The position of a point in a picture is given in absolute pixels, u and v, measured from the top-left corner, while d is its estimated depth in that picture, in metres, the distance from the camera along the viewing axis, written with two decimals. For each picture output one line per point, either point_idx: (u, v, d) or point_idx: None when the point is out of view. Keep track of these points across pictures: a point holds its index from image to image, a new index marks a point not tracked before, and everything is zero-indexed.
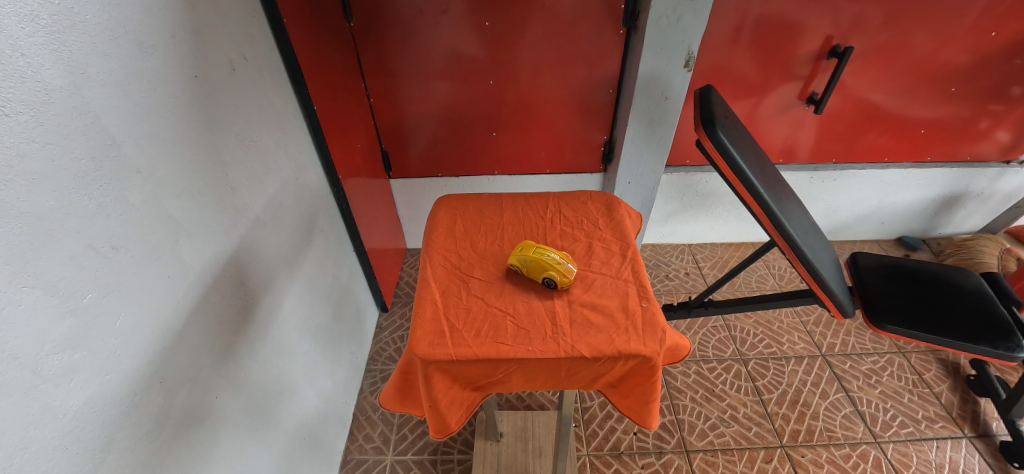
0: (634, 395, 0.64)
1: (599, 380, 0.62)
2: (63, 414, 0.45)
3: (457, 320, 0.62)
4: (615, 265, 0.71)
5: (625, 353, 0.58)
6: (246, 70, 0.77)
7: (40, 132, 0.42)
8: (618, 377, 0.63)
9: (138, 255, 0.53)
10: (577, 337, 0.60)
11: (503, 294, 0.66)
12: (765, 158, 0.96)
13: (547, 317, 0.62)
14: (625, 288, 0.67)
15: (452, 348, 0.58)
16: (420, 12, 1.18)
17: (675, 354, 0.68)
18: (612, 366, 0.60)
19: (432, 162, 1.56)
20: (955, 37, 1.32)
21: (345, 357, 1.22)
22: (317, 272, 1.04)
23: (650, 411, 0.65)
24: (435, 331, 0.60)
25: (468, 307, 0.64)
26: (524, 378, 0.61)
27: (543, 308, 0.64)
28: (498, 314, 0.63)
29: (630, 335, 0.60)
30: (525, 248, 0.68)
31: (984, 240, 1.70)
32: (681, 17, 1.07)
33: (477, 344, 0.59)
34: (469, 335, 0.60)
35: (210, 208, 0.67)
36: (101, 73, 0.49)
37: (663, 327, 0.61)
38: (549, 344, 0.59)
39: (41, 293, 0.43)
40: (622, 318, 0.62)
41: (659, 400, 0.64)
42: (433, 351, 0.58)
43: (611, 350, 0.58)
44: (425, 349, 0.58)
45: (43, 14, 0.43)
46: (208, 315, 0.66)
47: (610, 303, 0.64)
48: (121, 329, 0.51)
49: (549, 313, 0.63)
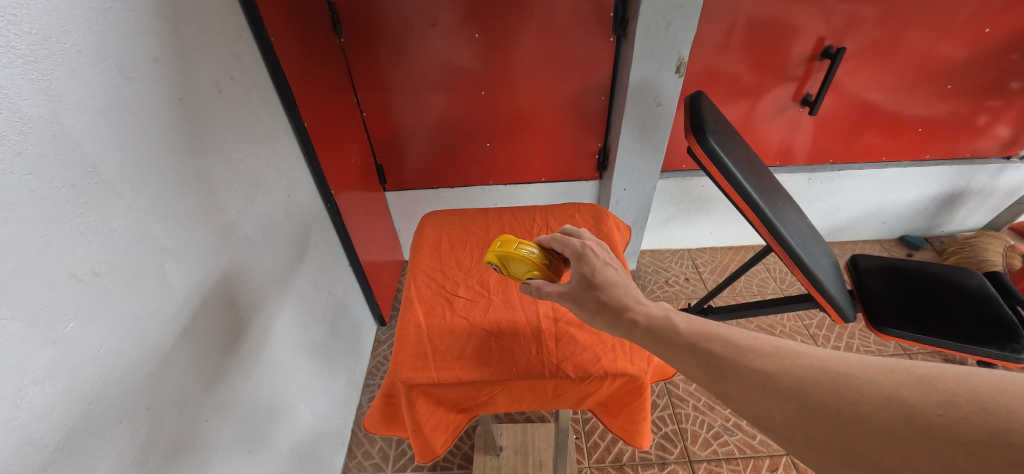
0: (623, 415, 0.63)
1: (588, 399, 0.61)
2: (44, 446, 0.44)
3: (441, 341, 0.61)
4: None
5: (611, 372, 0.57)
6: (233, 89, 0.77)
7: (17, 162, 0.42)
8: (607, 395, 0.61)
9: (122, 280, 0.53)
10: (562, 357, 0.59)
11: (487, 312, 0.66)
12: (759, 163, 0.95)
13: (532, 336, 0.62)
14: None
15: (434, 372, 0.57)
16: (409, 26, 1.18)
17: (664, 370, 0.67)
18: (600, 385, 0.59)
19: (427, 174, 1.56)
20: (949, 34, 1.32)
21: (342, 373, 1.21)
22: (311, 288, 1.04)
23: (642, 431, 0.64)
24: (417, 353, 0.60)
25: (452, 327, 0.63)
26: (509, 399, 0.61)
27: (528, 326, 0.63)
28: (482, 334, 0.62)
29: (617, 353, 0.59)
30: (504, 244, 0.67)
31: (986, 236, 1.68)
32: (670, 24, 1.07)
33: (460, 366, 0.58)
34: (452, 357, 0.59)
35: (197, 229, 0.66)
36: (81, 101, 0.49)
37: None
38: (534, 364, 0.58)
39: (20, 324, 0.42)
40: (609, 335, 0.61)
41: (649, 418, 0.63)
42: (415, 374, 0.57)
43: (598, 369, 0.57)
44: (407, 373, 0.58)
45: (19, 44, 0.43)
46: (196, 337, 0.65)
47: None
48: (104, 356, 0.50)
49: (534, 331, 0.62)
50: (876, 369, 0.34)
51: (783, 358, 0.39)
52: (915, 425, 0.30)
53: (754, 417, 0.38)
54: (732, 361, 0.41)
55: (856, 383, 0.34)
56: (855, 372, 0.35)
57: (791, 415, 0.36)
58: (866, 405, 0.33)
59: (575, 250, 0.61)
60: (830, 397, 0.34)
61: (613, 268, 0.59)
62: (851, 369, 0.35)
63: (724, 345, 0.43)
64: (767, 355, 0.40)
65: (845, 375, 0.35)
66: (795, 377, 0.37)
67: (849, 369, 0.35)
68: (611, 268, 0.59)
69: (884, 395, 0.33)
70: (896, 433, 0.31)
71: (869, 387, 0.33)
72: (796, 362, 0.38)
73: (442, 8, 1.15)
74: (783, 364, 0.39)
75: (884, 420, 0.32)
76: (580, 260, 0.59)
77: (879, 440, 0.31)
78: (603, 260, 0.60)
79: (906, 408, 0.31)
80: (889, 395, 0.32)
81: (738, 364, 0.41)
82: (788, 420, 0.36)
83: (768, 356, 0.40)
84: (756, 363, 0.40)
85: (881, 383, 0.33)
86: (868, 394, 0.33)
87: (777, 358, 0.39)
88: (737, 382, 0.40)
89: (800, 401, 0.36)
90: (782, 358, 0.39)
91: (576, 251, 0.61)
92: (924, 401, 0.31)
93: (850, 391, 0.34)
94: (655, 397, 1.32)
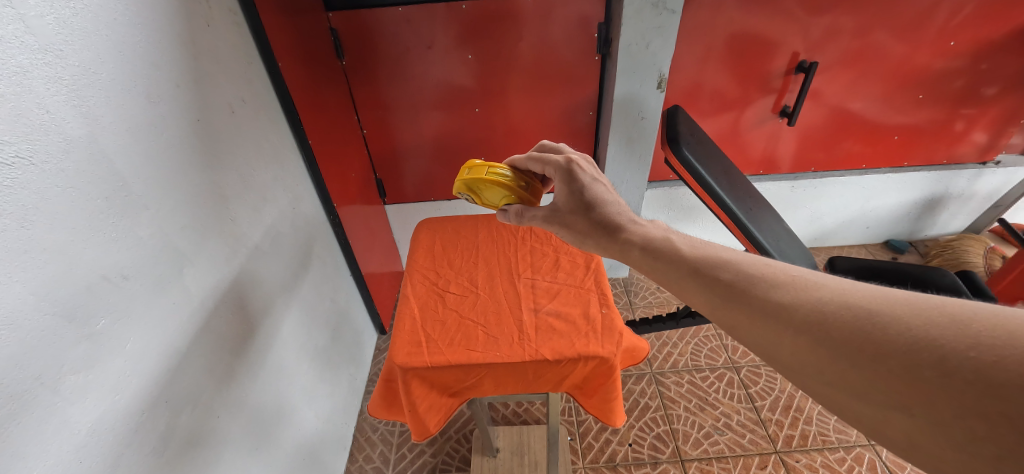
0: (598, 395, 0.72)
1: (565, 381, 0.69)
2: (77, 430, 0.49)
3: (433, 331, 0.69)
4: (578, 275, 0.79)
5: (584, 355, 0.65)
6: (244, 110, 0.83)
7: (61, 177, 0.48)
8: (581, 378, 0.70)
9: (145, 283, 0.59)
10: (541, 342, 0.67)
11: (474, 307, 0.74)
12: (735, 171, 1.01)
13: (515, 326, 0.70)
14: (587, 297, 0.74)
15: (427, 356, 0.64)
16: (407, 49, 1.26)
17: (634, 355, 0.81)
18: (575, 368, 0.67)
19: (425, 187, 1.62)
20: (918, 48, 1.39)
21: (344, 379, 1.25)
22: (315, 296, 1.09)
23: (614, 409, 0.73)
24: (412, 341, 0.67)
25: (443, 319, 0.71)
26: (494, 382, 0.68)
27: (511, 317, 0.71)
28: (470, 325, 0.70)
29: (590, 339, 0.67)
30: (474, 175, 0.79)
31: (967, 239, 1.80)
32: (650, 43, 1.16)
33: (450, 352, 0.66)
34: (444, 344, 0.67)
35: (211, 238, 0.72)
36: (113, 123, 0.55)
37: (620, 331, 0.68)
38: (516, 348, 0.66)
39: (61, 319, 0.48)
40: (582, 324, 0.69)
41: (620, 398, 0.72)
42: (410, 359, 0.64)
43: (572, 352, 0.65)
44: (404, 357, 0.65)
45: (65, 75, 0.49)
46: (209, 339, 0.70)
47: (572, 311, 0.72)
48: (129, 352, 0.56)
49: (516, 322, 0.70)
50: (908, 309, 0.35)
51: (805, 292, 0.41)
52: (943, 365, 0.31)
53: (768, 348, 0.41)
54: (739, 287, 0.45)
55: (884, 323, 0.35)
56: (884, 312, 0.36)
57: (802, 348, 0.38)
58: (890, 343, 0.34)
59: (561, 174, 0.72)
60: (848, 333, 0.36)
61: (599, 185, 0.71)
62: (878, 309, 0.36)
63: (733, 274, 0.47)
64: (789, 291, 0.42)
65: (874, 315, 0.36)
66: (815, 312, 0.39)
67: (879, 310, 0.36)
68: (596, 187, 0.70)
69: (911, 335, 0.33)
70: (919, 374, 0.32)
71: (897, 327, 0.34)
72: (818, 296, 0.40)
73: (438, 32, 1.23)
74: (804, 299, 0.40)
75: (907, 357, 0.33)
76: (565, 185, 0.70)
77: (898, 377, 0.33)
78: (587, 180, 0.71)
79: (935, 349, 0.32)
80: (919, 335, 0.33)
81: (756, 297, 0.43)
82: (799, 352, 0.39)
83: (784, 289, 0.42)
84: (770, 295, 0.43)
85: (910, 323, 0.34)
86: (893, 334, 0.34)
87: (798, 294, 0.41)
88: (745, 310, 0.43)
89: (820, 337, 0.37)
90: (803, 293, 0.41)
91: (561, 175, 0.72)
92: (957, 342, 0.31)
93: (870, 329, 0.35)
94: (647, 399, 1.36)
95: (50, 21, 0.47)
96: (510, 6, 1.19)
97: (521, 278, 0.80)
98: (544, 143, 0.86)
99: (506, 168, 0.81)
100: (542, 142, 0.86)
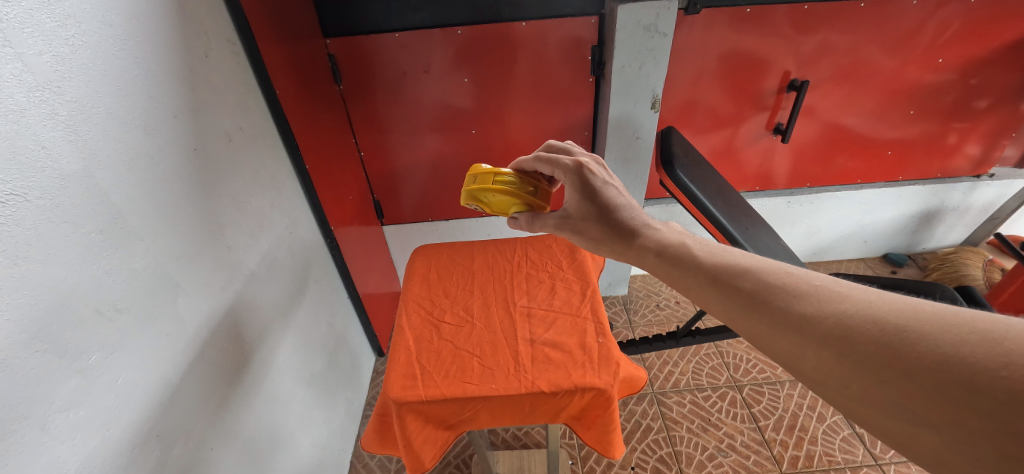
0: (595, 426, 0.75)
1: (562, 413, 0.73)
2: (65, 469, 0.48)
3: (429, 364, 0.74)
4: (574, 304, 0.85)
5: (580, 386, 0.69)
6: (241, 138, 0.84)
7: (56, 212, 0.48)
8: (578, 409, 0.73)
9: (139, 315, 0.58)
10: (537, 374, 0.71)
11: (468, 338, 0.79)
12: (730, 191, 1.01)
13: (510, 357, 0.74)
14: (583, 326, 0.79)
15: (422, 390, 0.69)
16: (404, 73, 1.28)
17: (632, 385, 0.81)
18: (572, 399, 0.70)
19: (423, 207, 1.63)
20: (907, 65, 1.41)
21: (341, 403, 1.24)
22: (312, 321, 1.09)
23: (613, 441, 0.76)
24: (407, 375, 0.72)
25: (438, 350, 0.76)
26: (491, 414, 0.72)
27: (507, 347, 0.77)
28: (465, 356, 0.75)
29: (586, 370, 0.71)
30: (480, 185, 0.85)
31: (965, 252, 1.81)
32: (643, 65, 1.20)
33: (446, 385, 0.70)
34: (439, 377, 0.71)
35: (207, 267, 0.72)
36: (110, 156, 0.55)
37: (616, 361, 0.73)
38: (511, 381, 0.70)
39: (52, 356, 0.48)
40: (579, 354, 0.74)
41: (618, 430, 0.75)
42: (404, 393, 0.69)
43: (568, 383, 0.69)
44: (398, 392, 0.69)
45: (62, 111, 0.49)
46: (203, 369, 0.69)
47: (568, 341, 0.77)
48: (121, 386, 0.55)
49: (512, 352, 0.76)
50: (936, 324, 0.36)
51: (828, 304, 0.42)
52: (972, 384, 0.32)
53: (792, 361, 0.43)
54: (762, 298, 0.46)
55: (912, 339, 0.36)
56: (911, 326, 0.36)
57: (827, 363, 0.39)
58: (919, 360, 0.35)
59: (571, 178, 0.75)
60: (874, 348, 0.37)
61: (610, 187, 0.75)
62: (905, 322, 0.37)
63: (755, 284, 0.48)
64: (813, 302, 0.43)
65: (901, 330, 0.37)
66: (839, 326, 0.40)
67: (906, 324, 0.37)
68: (606, 191, 0.73)
69: (941, 352, 0.34)
70: (948, 393, 0.33)
71: (925, 344, 0.35)
72: (843, 308, 0.41)
73: (435, 56, 1.25)
74: (828, 312, 0.41)
75: (936, 375, 0.33)
76: (577, 191, 0.74)
77: (925, 395, 0.34)
78: (597, 184, 0.74)
79: (965, 368, 0.32)
80: (948, 352, 0.34)
81: (778, 307, 0.45)
82: (824, 367, 0.40)
83: (808, 300, 0.43)
84: (793, 306, 0.44)
85: (939, 339, 0.35)
86: (922, 351, 0.35)
87: (822, 305, 0.42)
88: (769, 322, 0.45)
89: (847, 352, 0.38)
90: (827, 305, 0.42)
91: (572, 179, 0.75)
92: (989, 361, 0.32)
93: (896, 345, 0.36)
94: (649, 420, 1.34)
95: (48, 59, 0.48)
96: (505, 31, 1.22)
97: (516, 307, 0.85)
98: (551, 142, 0.89)
99: (511, 173, 0.87)
100: (548, 142, 0.89)
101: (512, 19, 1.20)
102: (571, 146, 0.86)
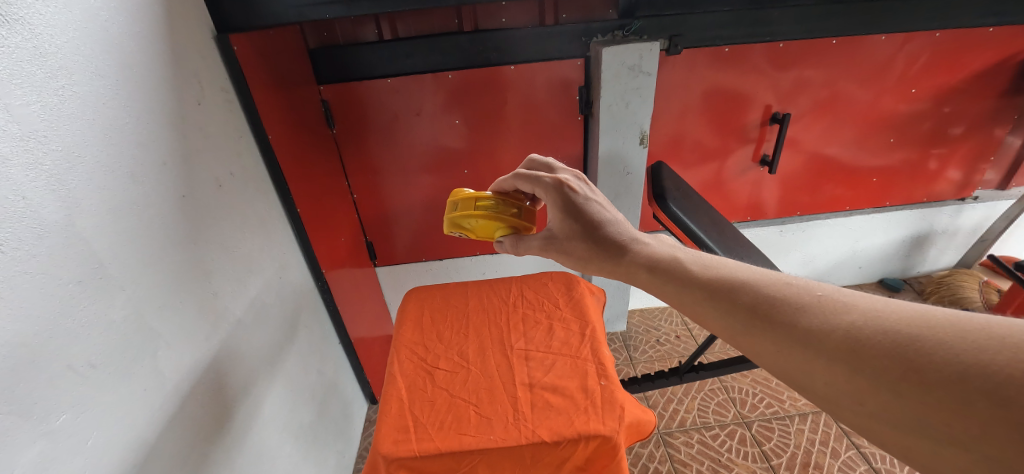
0: None
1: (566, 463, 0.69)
2: None
3: (422, 415, 0.70)
4: (575, 345, 0.82)
5: (584, 433, 0.66)
6: (232, 183, 0.83)
7: (32, 263, 0.46)
8: (584, 458, 0.69)
9: (114, 370, 0.55)
10: (537, 422, 0.68)
11: (464, 385, 0.76)
12: (724, 221, 1.00)
13: (509, 405, 0.72)
14: (584, 368, 0.77)
15: (414, 444, 0.66)
16: (396, 116, 1.31)
17: (639, 429, 0.77)
18: (576, 448, 0.66)
19: (416, 248, 1.61)
20: (883, 94, 1.46)
21: (330, 458, 1.17)
22: (301, 368, 1.05)
23: None
24: (399, 428, 0.68)
25: (433, 399, 0.73)
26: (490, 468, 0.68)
27: (505, 394, 0.74)
28: (461, 405, 0.72)
29: (589, 415, 0.68)
30: (463, 212, 0.85)
31: (960, 274, 1.82)
32: (630, 103, 1.26)
33: (440, 437, 0.67)
34: (433, 429, 0.68)
35: (190, 316, 0.69)
36: (93, 204, 0.54)
37: (620, 405, 0.70)
38: (509, 430, 0.67)
39: (17, 418, 0.44)
40: (581, 398, 0.71)
41: None
42: (396, 447, 0.65)
43: (571, 432, 0.66)
44: (389, 446, 0.65)
45: (47, 160, 0.48)
46: (181, 425, 0.65)
47: (570, 385, 0.74)
48: (91, 448, 0.51)
49: (511, 398, 0.73)
50: (951, 333, 0.35)
51: (833, 316, 0.42)
52: (996, 395, 0.30)
53: (801, 378, 0.42)
54: (763, 314, 0.46)
55: (926, 350, 0.35)
56: (924, 335, 0.36)
57: (840, 380, 0.38)
58: (937, 370, 0.33)
59: (552, 196, 0.75)
60: (888, 361, 0.36)
61: (595, 204, 0.74)
62: (918, 331, 0.36)
63: (757, 297, 0.48)
64: (817, 315, 0.43)
65: (914, 340, 0.36)
66: (848, 339, 0.39)
67: (919, 334, 0.36)
68: (589, 208, 0.73)
69: (959, 362, 0.33)
70: (973, 405, 0.31)
71: (941, 354, 0.34)
72: (850, 321, 0.40)
73: (426, 100, 1.28)
74: (834, 325, 0.41)
75: (957, 387, 0.32)
76: (560, 211, 0.73)
77: (946, 408, 0.33)
78: (579, 201, 0.74)
79: (987, 378, 0.31)
80: (968, 361, 0.32)
81: (782, 322, 0.44)
82: (836, 383, 0.39)
83: (812, 315, 0.43)
84: (799, 322, 0.43)
85: (956, 348, 0.33)
86: (941, 361, 0.34)
87: (826, 319, 0.42)
88: (773, 338, 0.44)
89: (858, 367, 0.38)
90: (833, 318, 0.41)
91: (553, 198, 0.75)
92: (1011, 368, 0.30)
93: (915, 358, 0.35)
94: (656, 464, 1.28)
95: (36, 109, 0.48)
96: (495, 74, 1.26)
97: (514, 349, 0.83)
98: (533, 158, 0.90)
99: (492, 195, 0.86)
100: (529, 158, 0.90)
101: (501, 63, 1.25)
102: (552, 163, 0.87)
